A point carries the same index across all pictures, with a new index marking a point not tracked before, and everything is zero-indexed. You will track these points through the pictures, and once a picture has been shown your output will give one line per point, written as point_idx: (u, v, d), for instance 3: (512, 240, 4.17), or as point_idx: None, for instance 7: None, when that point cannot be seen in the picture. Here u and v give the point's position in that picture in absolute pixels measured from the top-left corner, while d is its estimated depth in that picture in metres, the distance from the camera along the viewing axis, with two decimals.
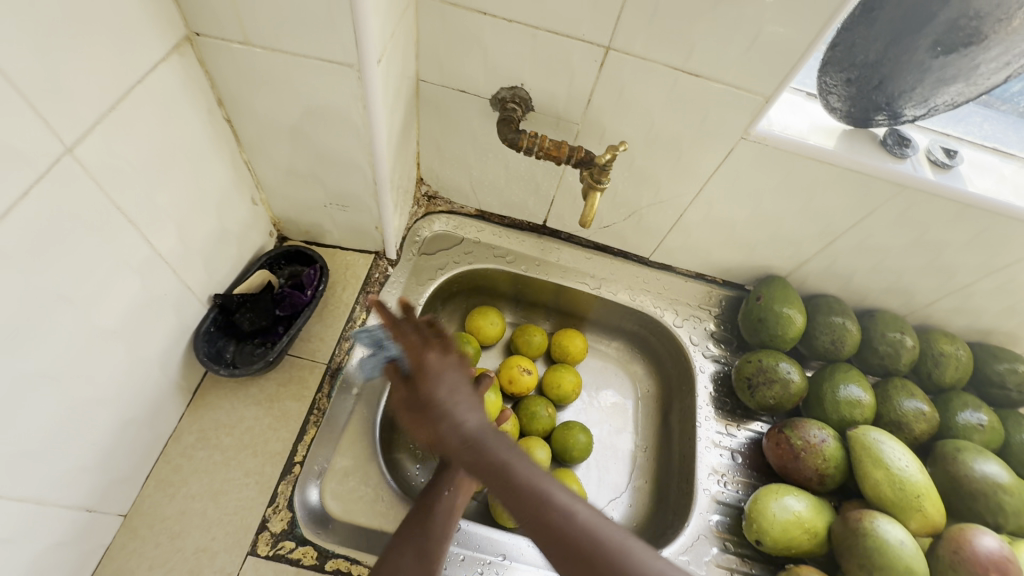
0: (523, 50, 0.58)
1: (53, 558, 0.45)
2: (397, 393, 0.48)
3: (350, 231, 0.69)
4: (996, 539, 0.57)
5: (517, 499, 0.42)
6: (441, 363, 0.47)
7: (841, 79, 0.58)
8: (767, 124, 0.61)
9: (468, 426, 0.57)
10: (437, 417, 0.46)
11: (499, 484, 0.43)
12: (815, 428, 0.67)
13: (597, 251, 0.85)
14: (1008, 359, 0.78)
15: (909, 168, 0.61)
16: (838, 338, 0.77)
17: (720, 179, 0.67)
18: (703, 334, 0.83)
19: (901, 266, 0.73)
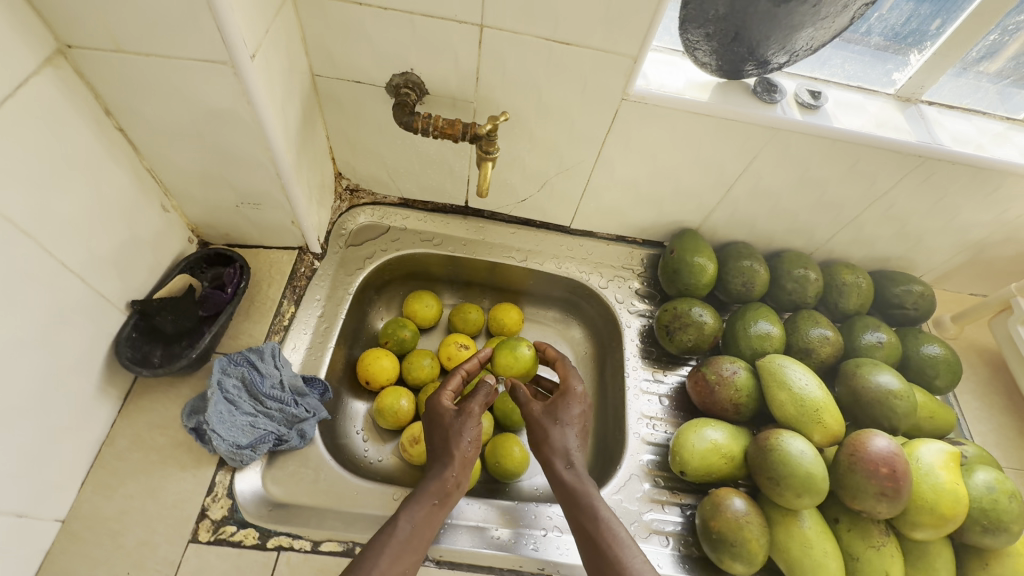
0: (405, 36, 0.61)
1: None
2: (539, 427, 0.68)
3: (269, 229, 0.72)
4: (888, 441, 0.63)
5: (575, 509, 0.61)
6: (574, 397, 0.69)
7: (702, 35, 0.62)
8: (644, 84, 0.65)
9: (468, 433, 0.64)
10: (566, 476, 0.64)
11: (571, 509, 0.61)
12: (727, 363, 0.72)
13: (521, 226, 0.89)
14: (903, 282, 0.84)
15: (778, 112, 0.67)
16: (748, 280, 0.82)
17: (613, 141, 0.71)
18: (628, 292, 0.87)
19: (795, 206, 0.79)
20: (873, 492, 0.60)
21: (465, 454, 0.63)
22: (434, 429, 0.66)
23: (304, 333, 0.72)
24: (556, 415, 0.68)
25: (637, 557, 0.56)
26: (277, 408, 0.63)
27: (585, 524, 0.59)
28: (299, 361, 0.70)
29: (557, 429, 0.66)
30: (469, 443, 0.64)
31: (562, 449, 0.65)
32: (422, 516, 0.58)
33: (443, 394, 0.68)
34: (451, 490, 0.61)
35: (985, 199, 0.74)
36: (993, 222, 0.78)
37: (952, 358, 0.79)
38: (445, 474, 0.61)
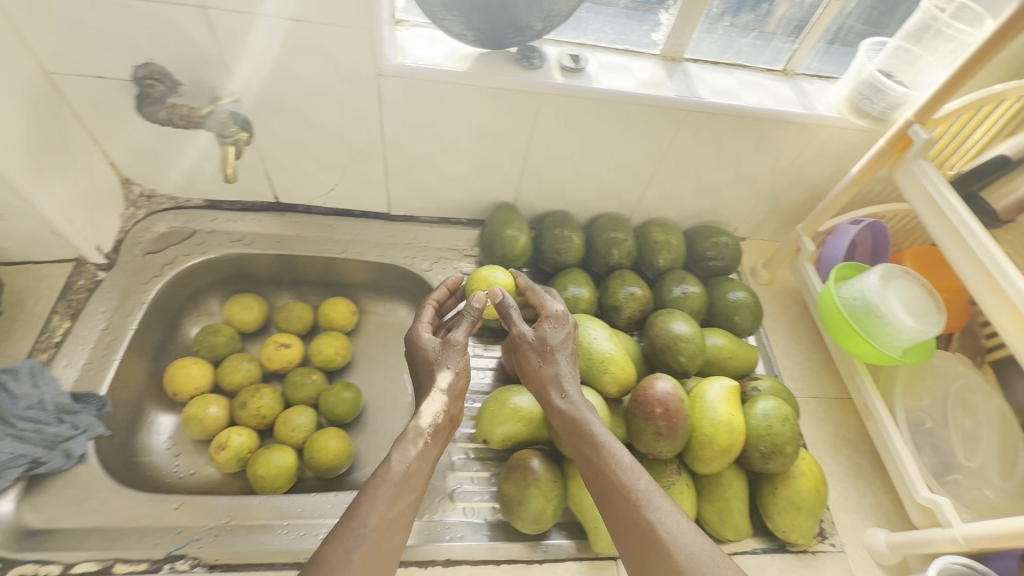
0: (129, 24, 0.58)
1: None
2: (528, 359, 0.64)
3: (30, 241, 0.69)
4: (669, 384, 0.65)
5: (579, 440, 0.57)
6: (556, 325, 0.65)
7: (440, 6, 0.61)
8: (400, 59, 0.65)
9: (455, 365, 0.63)
10: (561, 404, 0.60)
11: (575, 443, 0.57)
12: (532, 328, 0.73)
13: (340, 217, 0.88)
14: (712, 235, 0.88)
15: (539, 77, 0.68)
16: (562, 248, 0.84)
17: (390, 118, 0.71)
18: (453, 272, 0.87)
19: (593, 170, 0.82)
20: (650, 432, 0.63)
21: (447, 385, 0.61)
22: (418, 365, 0.64)
23: (82, 348, 0.68)
24: (543, 343, 0.64)
25: (638, 482, 0.52)
26: (33, 429, 0.59)
27: (590, 457, 0.55)
28: (74, 378, 0.66)
29: (545, 358, 0.63)
30: (454, 377, 0.62)
31: (556, 376, 0.61)
32: (418, 454, 0.55)
33: (420, 332, 0.66)
34: (443, 425, 0.59)
35: (758, 146, 0.78)
36: (775, 169, 0.83)
37: (754, 302, 0.83)
38: (428, 411, 0.59)
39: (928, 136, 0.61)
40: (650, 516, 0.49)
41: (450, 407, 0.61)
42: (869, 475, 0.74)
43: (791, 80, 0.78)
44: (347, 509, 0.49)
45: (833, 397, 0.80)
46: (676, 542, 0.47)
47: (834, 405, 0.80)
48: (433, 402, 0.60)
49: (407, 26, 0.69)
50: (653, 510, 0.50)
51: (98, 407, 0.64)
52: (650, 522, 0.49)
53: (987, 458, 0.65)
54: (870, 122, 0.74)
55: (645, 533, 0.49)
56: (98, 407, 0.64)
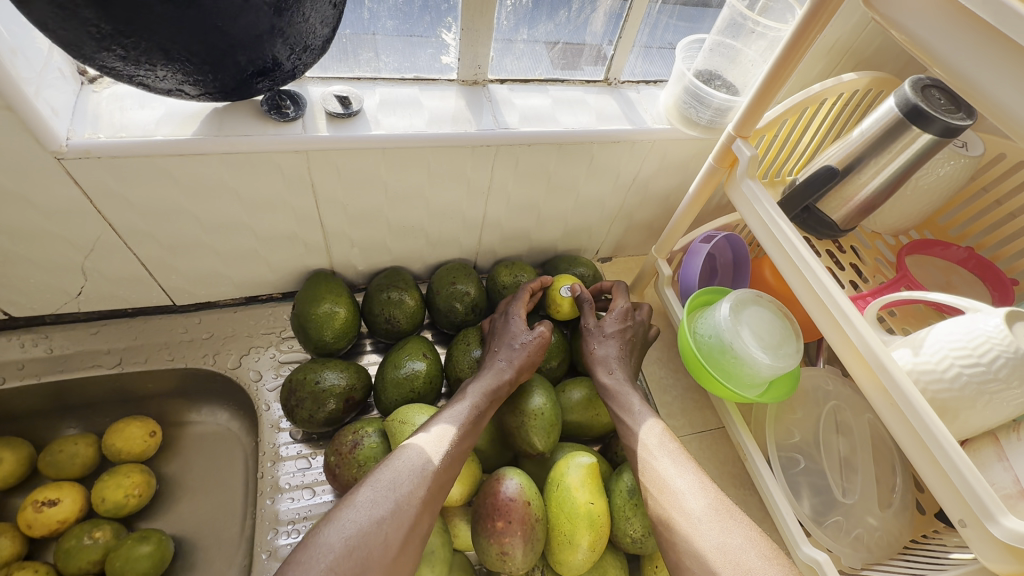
0: None
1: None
2: (586, 342, 0.67)
3: None
4: (514, 485, 0.54)
5: (620, 410, 0.60)
6: (620, 310, 0.68)
7: (119, 60, 0.44)
8: (90, 133, 0.49)
9: (526, 339, 0.63)
10: (607, 385, 0.63)
11: (618, 413, 0.60)
12: (352, 433, 0.60)
13: (107, 320, 0.70)
14: (568, 267, 0.78)
15: (298, 130, 0.54)
16: (392, 314, 0.71)
17: (113, 207, 0.54)
18: (270, 363, 0.72)
19: (412, 221, 0.69)
20: (494, 552, 0.52)
21: (533, 347, 0.63)
22: (496, 331, 0.66)
23: None
24: (604, 329, 0.67)
25: (659, 445, 0.55)
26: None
27: (626, 422, 0.59)
28: None
29: (602, 341, 0.66)
30: (524, 352, 0.62)
31: (604, 357, 0.65)
32: (478, 406, 0.57)
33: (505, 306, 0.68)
34: (499, 394, 0.59)
35: (592, 171, 0.69)
36: (618, 189, 0.74)
37: None
38: (506, 365, 0.61)
39: (752, 151, 0.54)
40: (663, 472, 0.53)
41: (513, 378, 0.60)
42: (760, 515, 0.67)
43: (615, 90, 0.69)
44: (393, 458, 0.49)
45: (714, 428, 0.74)
46: (675, 490, 0.51)
47: (715, 438, 0.73)
48: (509, 354, 0.62)
49: (108, 85, 0.53)
50: (668, 469, 0.53)
51: None
52: (662, 478, 0.52)
53: (865, 484, 0.61)
54: (701, 131, 0.66)
55: (659, 487, 0.52)
56: None
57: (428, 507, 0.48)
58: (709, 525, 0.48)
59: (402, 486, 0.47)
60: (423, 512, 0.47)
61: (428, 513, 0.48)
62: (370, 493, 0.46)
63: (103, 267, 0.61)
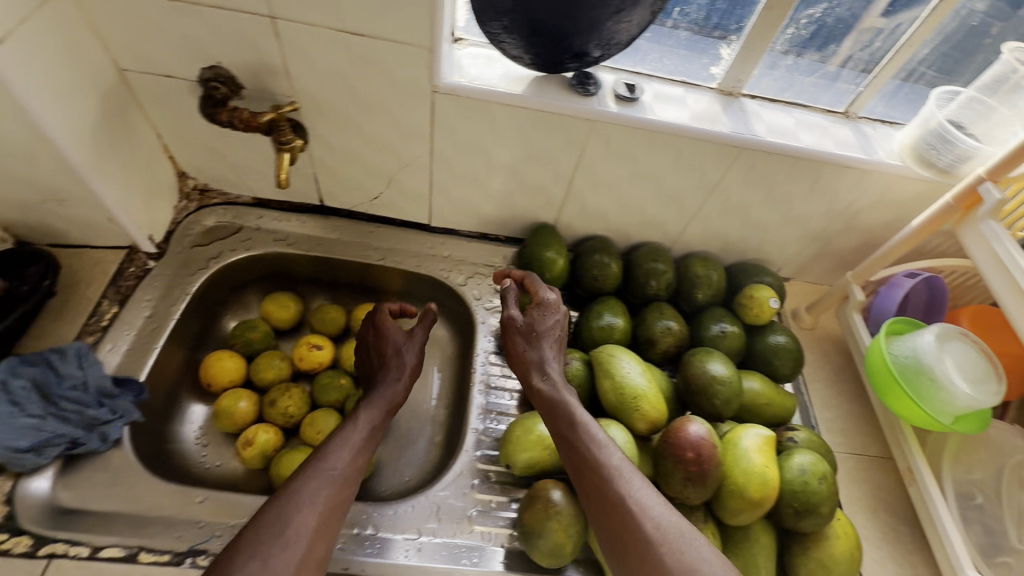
0: (199, 27, 0.60)
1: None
2: (515, 342, 0.71)
3: (85, 227, 0.69)
4: (702, 426, 0.63)
5: (568, 440, 0.60)
6: (539, 317, 0.70)
7: (501, 28, 0.62)
8: (457, 77, 0.65)
9: (409, 352, 0.73)
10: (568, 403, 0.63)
11: (567, 441, 0.60)
12: (563, 355, 0.72)
13: (379, 224, 0.89)
14: (755, 274, 0.85)
15: (594, 104, 0.68)
16: (601, 274, 0.82)
17: (441, 135, 0.71)
18: (487, 288, 0.87)
19: (638, 199, 0.80)
20: (678, 477, 0.61)
21: (406, 372, 0.72)
22: (377, 345, 0.74)
23: (128, 334, 0.70)
24: (531, 329, 0.70)
25: (615, 457, 0.57)
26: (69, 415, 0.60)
27: (574, 442, 0.60)
28: (117, 363, 0.67)
29: (530, 341, 0.69)
30: (397, 374, 0.71)
31: (540, 357, 0.68)
32: (367, 418, 0.65)
33: (388, 320, 0.75)
34: (397, 399, 0.69)
35: (812, 189, 0.76)
36: (827, 213, 0.80)
37: (795, 347, 0.79)
38: (400, 379, 0.71)
39: (1001, 195, 0.58)
40: (622, 490, 0.55)
41: (401, 386, 0.70)
42: (910, 545, 0.69)
43: (852, 123, 0.75)
44: (296, 479, 0.56)
45: (872, 455, 0.76)
46: (646, 513, 0.53)
47: (873, 464, 0.76)
48: (394, 380, 0.70)
49: (465, 46, 0.70)
50: (631, 485, 0.55)
51: (111, 428, 0.62)
52: (621, 496, 0.54)
53: None
54: (936, 173, 0.71)
55: (617, 503, 0.54)
56: (116, 427, 0.62)
57: (321, 534, 0.53)
58: (696, 544, 0.51)
59: (301, 527, 0.52)
60: (320, 534, 0.53)
61: (323, 541, 0.53)
62: (253, 541, 0.50)
63: (403, 181, 0.80)
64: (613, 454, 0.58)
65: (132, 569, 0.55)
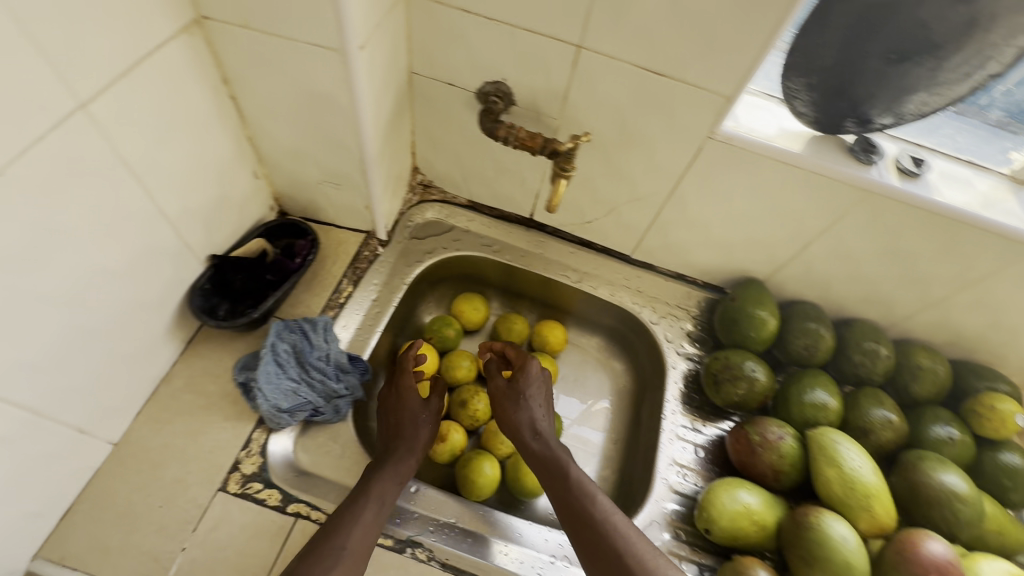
0: (502, 46, 0.62)
1: (26, 485, 0.49)
2: (503, 405, 0.70)
3: (341, 208, 0.75)
4: (944, 545, 0.57)
5: (582, 528, 0.56)
6: (530, 378, 0.72)
7: (803, 85, 0.60)
8: (735, 124, 0.63)
9: (422, 420, 0.68)
10: (574, 478, 0.61)
11: (577, 524, 0.57)
12: (775, 426, 0.68)
13: (579, 246, 0.89)
14: (989, 379, 0.76)
15: (875, 175, 0.63)
16: (812, 344, 0.77)
17: (692, 177, 0.69)
18: (679, 332, 0.84)
19: (876, 275, 0.74)
20: None
21: (419, 445, 0.65)
22: (396, 410, 0.68)
23: (358, 313, 0.75)
24: (518, 391, 0.70)
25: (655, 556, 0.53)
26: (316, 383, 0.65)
27: (591, 528, 0.56)
28: (347, 340, 0.72)
29: (518, 403, 0.70)
30: (426, 426, 0.67)
31: (529, 418, 0.68)
32: (388, 494, 0.58)
33: (411, 387, 0.69)
34: (409, 467, 0.62)
35: None
36: None
37: None
38: (412, 452, 0.63)
39: None
40: None
41: (413, 454, 0.63)
42: None
43: None
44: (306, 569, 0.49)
45: None
46: None
47: None
48: (412, 452, 0.63)
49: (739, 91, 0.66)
50: None
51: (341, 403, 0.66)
52: None
53: None
54: None
55: None
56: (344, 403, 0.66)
57: None
58: None
59: None
60: None
61: None
62: None
63: (625, 212, 0.79)
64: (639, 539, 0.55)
65: None
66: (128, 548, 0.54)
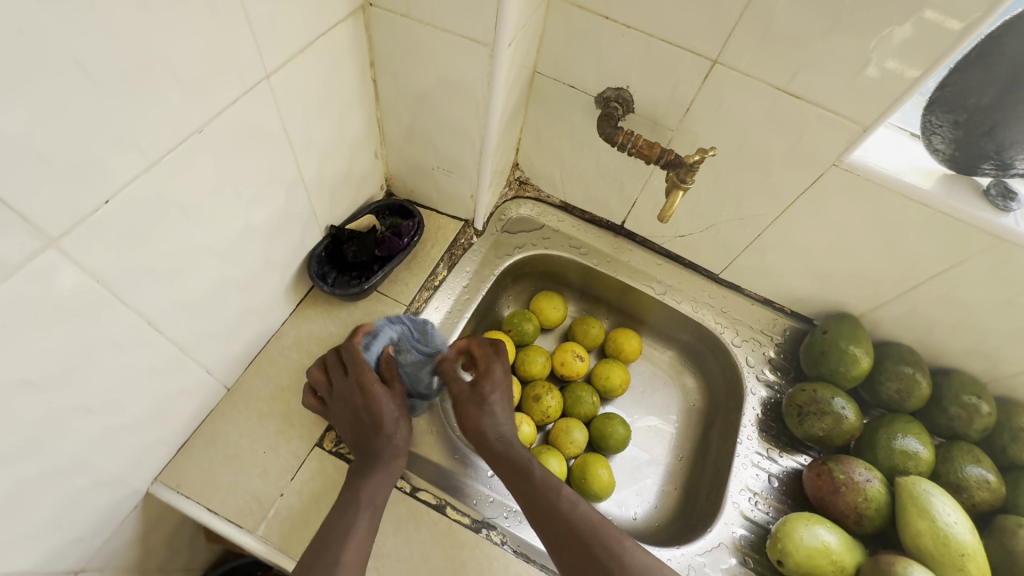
0: (634, 55, 0.63)
1: (164, 414, 0.53)
2: (461, 406, 0.63)
3: (446, 195, 0.78)
4: None
5: (572, 547, 0.54)
6: (497, 378, 0.64)
7: (948, 122, 0.58)
8: (863, 154, 0.62)
9: (391, 409, 0.59)
10: (539, 478, 0.59)
11: (563, 538, 0.55)
12: (861, 468, 0.66)
13: (667, 259, 0.89)
14: None
15: (1011, 222, 0.60)
16: (906, 389, 0.74)
17: (804, 204, 0.68)
18: (760, 358, 0.83)
19: (988, 327, 0.71)
20: None
21: (403, 442, 0.60)
22: (366, 410, 0.59)
23: (450, 298, 0.77)
24: (482, 397, 0.63)
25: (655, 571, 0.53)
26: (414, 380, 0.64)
27: (575, 544, 0.54)
28: (438, 322, 0.75)
29: (480, 407, 0.62)
30: (402, 416, 0.61)
31: (492, 422, 0.62)
32: (368, 491, 0.55)
33: (374, 382, 0.59)
34: (391, 459, 0.58)
35: None
36: None
37: None
38: (399, 446, 0.59)
39: None
40: None
41: (387, 448, 0.58)
42: None
43: None
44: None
45: None
46: None
47: None
48: (394, 456, 0.58)
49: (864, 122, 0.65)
50: None
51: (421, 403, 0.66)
52: None
53: None
54: None
55: None
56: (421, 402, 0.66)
57: None
58: None
59: None
60: None
61: None
62: None
63: (723, 230, 0.78)
64: (628, 547, 0.55)
65: (442, 519, 0.61)
66: (236, 486, 0.58)
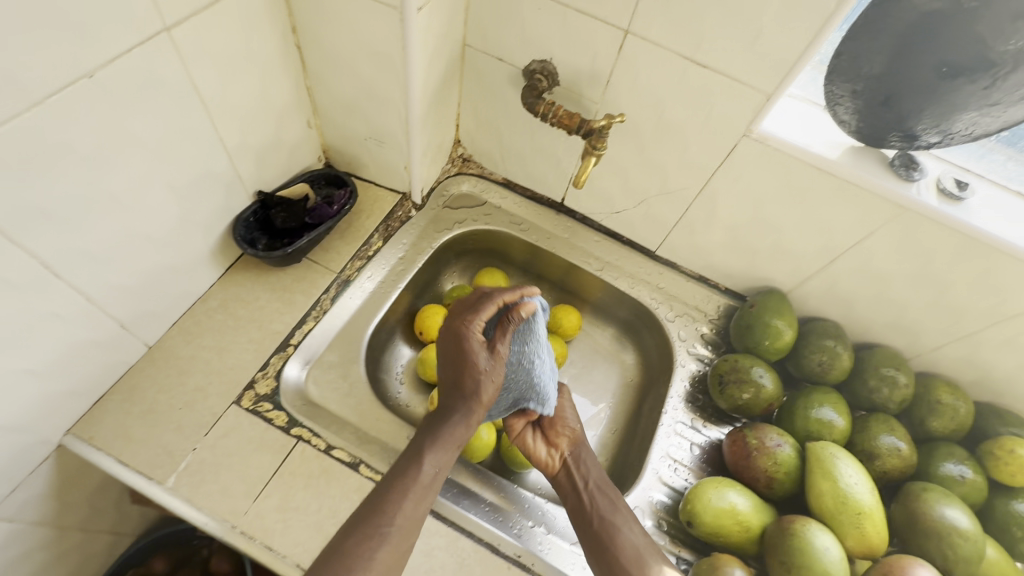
0: (553, 26, 0.65)
1: (73, 363, 0.54)
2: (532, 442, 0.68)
3: (383, 167, 0.79)
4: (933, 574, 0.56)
5: (593, 531, 0.59)
6: (571, 411, 0.71)
7: (849, 91, 0.60)
8: (772, 125, 0.63)
9: (495, 376, 0.57)
10: (592, 493, 0.63)
11: (591, 533, 0.59)
12: (774, 434, 0.68)
13: (606, 237, 0.90)
14: (1013, 424, 0.72)
15: (913, 192, 0.62)
16: (827, 361, 0.76)
17: (723, 176, 0.70)
18: (693, 333, 0.84)
19: (904, 300, 0.72)
20: None
21: (483, 398, 0.56)
22: (455, 360, 0.57)
23: (383, 267, 0.78)
24: (544, 421, 0.70)
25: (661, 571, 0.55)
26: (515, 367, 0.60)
27: (596, 530, 0.59)
28: (369, 290, 0.76)
29: (547, 435, 0.69)
30: (490, 379, 0.57)
31: (574, 450, 0.68)
32: (442, 457, 0.54)
33: (474, 336, 0.57)
34: (467, 425, 0.56)
35: None
36: None
37: None
38: (475, 408, 0.56)
39: None
40: None
41: (474, 412, 0.56)
42: None
43: None
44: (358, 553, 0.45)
45: None
46: None
47: None
48: (469, 415, 0.56)
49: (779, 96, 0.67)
50: None
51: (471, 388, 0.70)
52: None
53: None
54: None
55: None
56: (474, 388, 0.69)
57: None
58: None
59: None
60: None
61: None
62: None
63: (654, 205, 0.80)
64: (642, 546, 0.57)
65: (353, 476, 0.60)
66: (148, 439, 0.59)
